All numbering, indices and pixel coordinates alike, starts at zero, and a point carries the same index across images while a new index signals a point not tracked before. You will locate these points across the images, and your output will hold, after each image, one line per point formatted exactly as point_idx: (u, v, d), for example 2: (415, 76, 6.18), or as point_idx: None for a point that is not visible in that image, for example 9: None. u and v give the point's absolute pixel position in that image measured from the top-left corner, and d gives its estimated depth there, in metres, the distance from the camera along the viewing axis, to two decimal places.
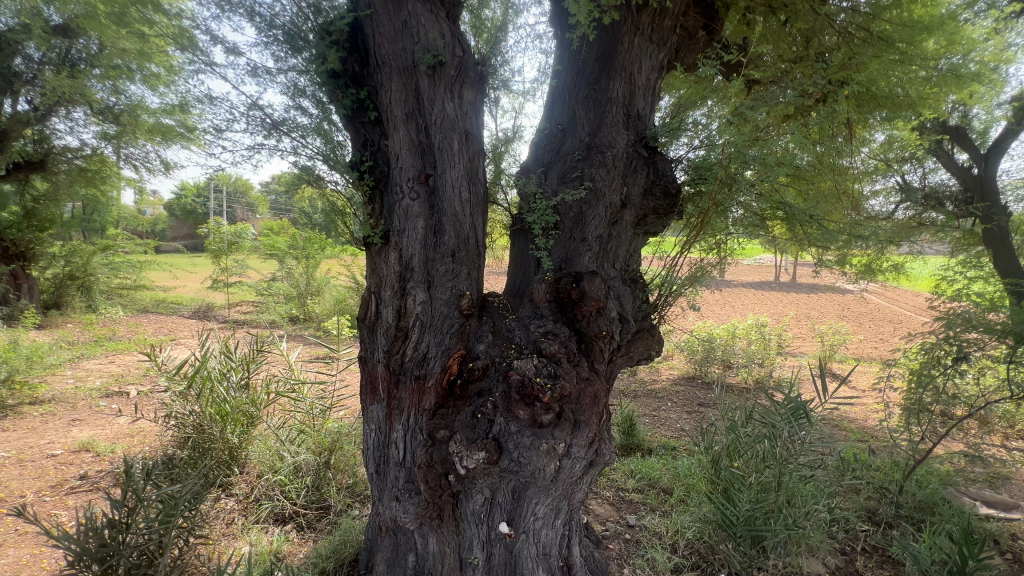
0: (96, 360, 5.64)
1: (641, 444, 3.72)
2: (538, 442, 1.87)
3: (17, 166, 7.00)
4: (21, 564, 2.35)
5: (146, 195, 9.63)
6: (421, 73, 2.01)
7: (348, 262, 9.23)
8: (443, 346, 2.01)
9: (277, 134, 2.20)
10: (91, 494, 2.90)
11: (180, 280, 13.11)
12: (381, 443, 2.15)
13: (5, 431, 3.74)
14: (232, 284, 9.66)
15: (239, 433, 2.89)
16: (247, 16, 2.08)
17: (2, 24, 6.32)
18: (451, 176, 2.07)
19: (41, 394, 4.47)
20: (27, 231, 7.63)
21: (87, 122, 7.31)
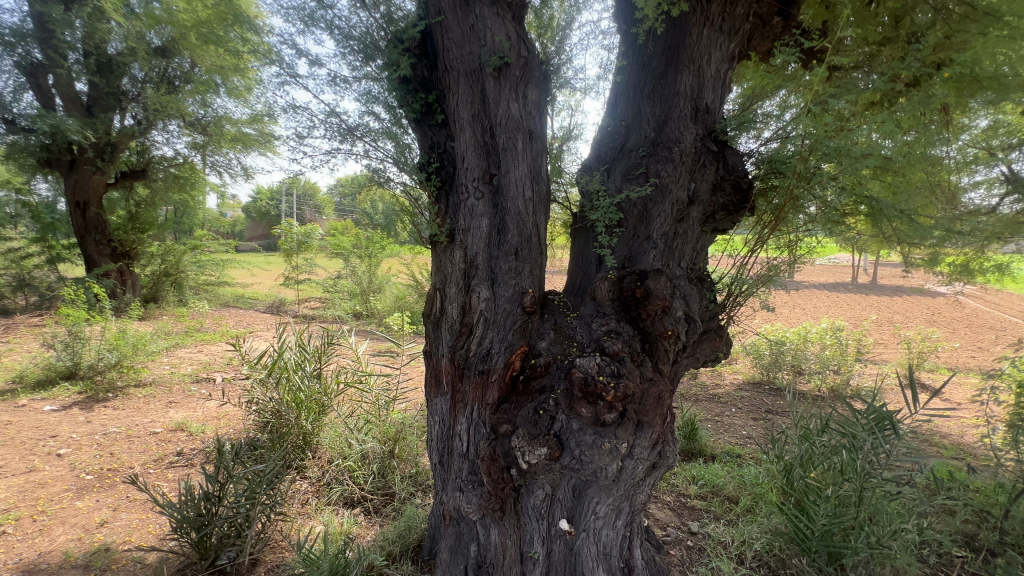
0: (187, 349, 6.22)
1: (703, 450, 3.59)
2: (600, 441, 1.87)
3: (123, 175, 8.04)
4: (132, 527, 2.66)
5: (228, 199, 10.49)
6: (487, 75, 2.06)
7: (407, 261, 9.57)
8: (506, 342, 2.04)
9: (351, 139, 2.35)
10: (187, 469, 3.22)
11: (256, 278, 14.17)
12: (445, 435, 2.23)
13: (116, 410, 4.22)
14: (302, 282, 10.31)
15: (313, 420, 3.08)
16: (327, 29, 2.24)
17: (113, 49, 7.08)
18: (515, 175, 2.10)
19: (144, 377, 5.01)
20: (131, 232, 8.53)
21: (180, 134, 8.05)
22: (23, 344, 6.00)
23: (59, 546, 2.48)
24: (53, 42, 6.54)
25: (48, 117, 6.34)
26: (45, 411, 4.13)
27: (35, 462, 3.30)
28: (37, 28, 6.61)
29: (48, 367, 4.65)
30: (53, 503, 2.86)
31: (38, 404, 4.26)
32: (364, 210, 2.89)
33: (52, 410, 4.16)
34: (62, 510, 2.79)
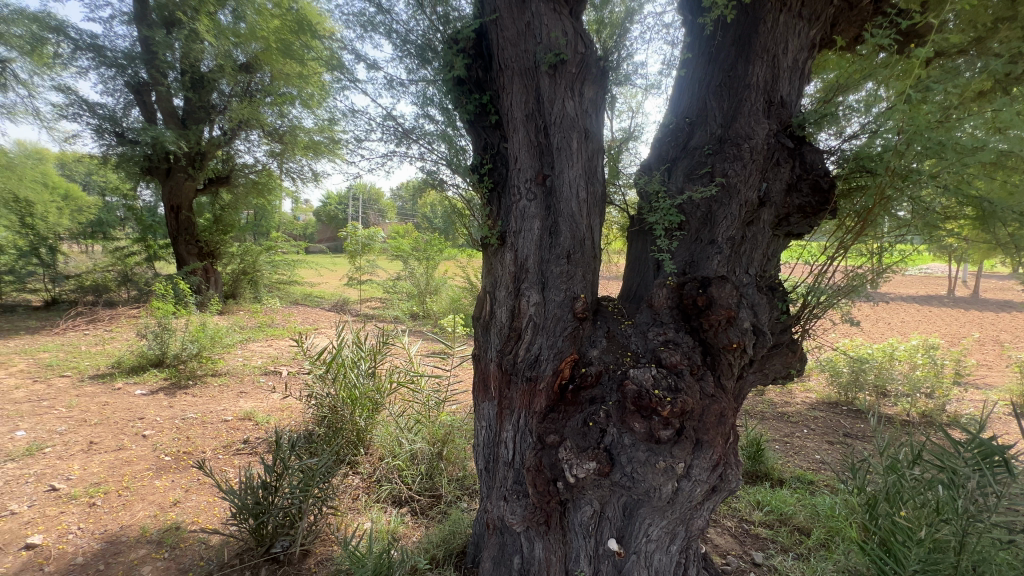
0: (258, 343, 6.65)
1: (770, 473, 3.31)
2: (654, 460, 1.74)
3: (210, 181, 8.75)
4: (200, 508, 2.83)
5: (300, 203, 11.17)
6: (543, 73, 2.00)
7: (463, 264, 9.70)
8: (555, 349, 1.97)
9: (407, 142, 2.38)
10: (251, 457, 3.40)
11: (323, 278, 14.99)
12: (491, 442, 2.18)
13: (194, 397, 4.57)
14: (364, 282, 10.74)
15: (366, 417, 3.14)
16: (386, 34, 2.30)
17: (205, 66, 7.77)
18: (570, 176, 2.03)
19: (220, 367, 5.39)
20: (215, 233, 9.29)
21: (260, 143, 8.66)
22: (122, 334, 6.67)
23: (138, 521, 2.69)
24: (156, 62, 7.28)
25: (149, 130, 7.06)
26: (136, 395, 4.54)
27: (124, 440, 3.62)
28: (143, 51, 7.38)
29: (140, 354, 5.12)
30: (136, 480, 3.11)
31: (130, 388, 4.69)
32: (420, 213, 2.94)
33: (141, 394, 4.56)
34: (143, 487, 3.04)
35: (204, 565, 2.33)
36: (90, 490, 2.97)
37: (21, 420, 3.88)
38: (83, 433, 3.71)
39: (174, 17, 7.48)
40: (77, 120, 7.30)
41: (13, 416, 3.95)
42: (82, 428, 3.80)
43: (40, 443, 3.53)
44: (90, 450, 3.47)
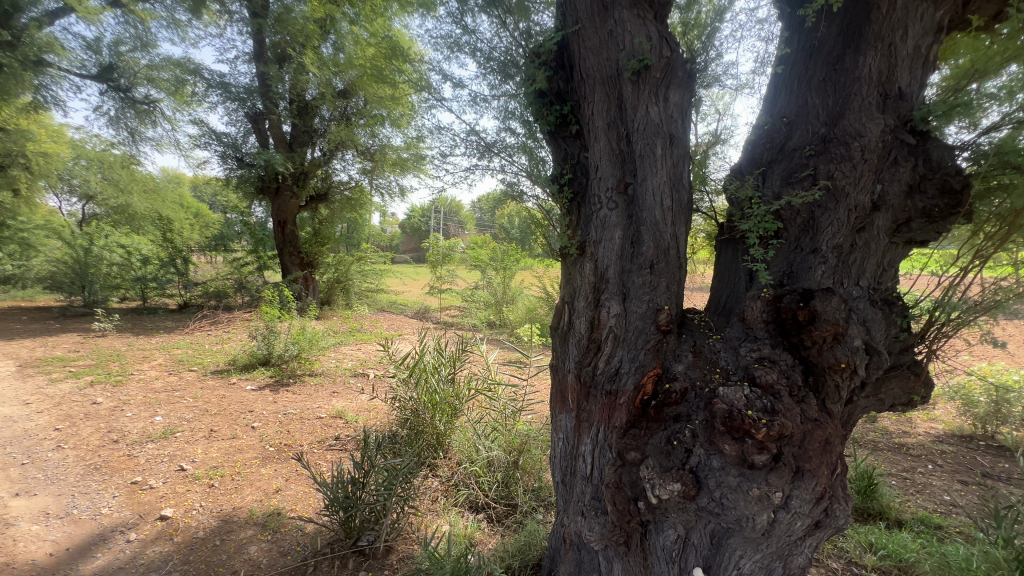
0: (349, 347, 7.17)
1: (885, 512, 2.92)
2: (746, 486, 1.62)
3: (312, 198, 9.65)
4: (298, 497, 3.09)
5: (388, 216, 11.94)
6: (625, 80, 1.96)
7: (540, 274, 9.75)
8: (637, 362, 1.89)
9: (488, 155, 2.48)
10: (342, 453, 3.65)
11: (407, 286, 15.84)
12: (568, 454, 2.16)
13: (295, 394, 5.02)
14: (444, 291, 11.19)
15: (445, 422, 3.23)
16: (471, 53, 2.47)
17: (310, 94, 8.62)
18: (654, 183, 1.96)
19: (316, 368, 5.88)
20: (315, 245, 10.16)
21: (354, 162, 9.37)
22: (238, 335, 7.53)
23: (248, 504, 2.99)
24: (270, 94, 8.22)
25: (263, 155, 7.97)
26: (247, 390, 5.08)
27: (237, 430, 4.06)
28: (260, 84, 8.37)
29: (251, 353, 5.72)
30: (246, 467, 3.47)
31: (243, 383, 5.27)
32: (499, 223, 3.04)
33: (252, 389, 5.09)
34: (252, 473, 3.38)
35: (299, 552, 2.52)
36: (209, 472, 3.36)
37: (159, 407, 4.51)
38: (206, 421, 4.22)
39: (285, 53, 8.41)
40: (208, 148, 8.43)
41: (153, 403, 4.60)
42: (204, 417, 4.33)
43: (172, 427, 4.06)
44: (210, 437, 3.93)
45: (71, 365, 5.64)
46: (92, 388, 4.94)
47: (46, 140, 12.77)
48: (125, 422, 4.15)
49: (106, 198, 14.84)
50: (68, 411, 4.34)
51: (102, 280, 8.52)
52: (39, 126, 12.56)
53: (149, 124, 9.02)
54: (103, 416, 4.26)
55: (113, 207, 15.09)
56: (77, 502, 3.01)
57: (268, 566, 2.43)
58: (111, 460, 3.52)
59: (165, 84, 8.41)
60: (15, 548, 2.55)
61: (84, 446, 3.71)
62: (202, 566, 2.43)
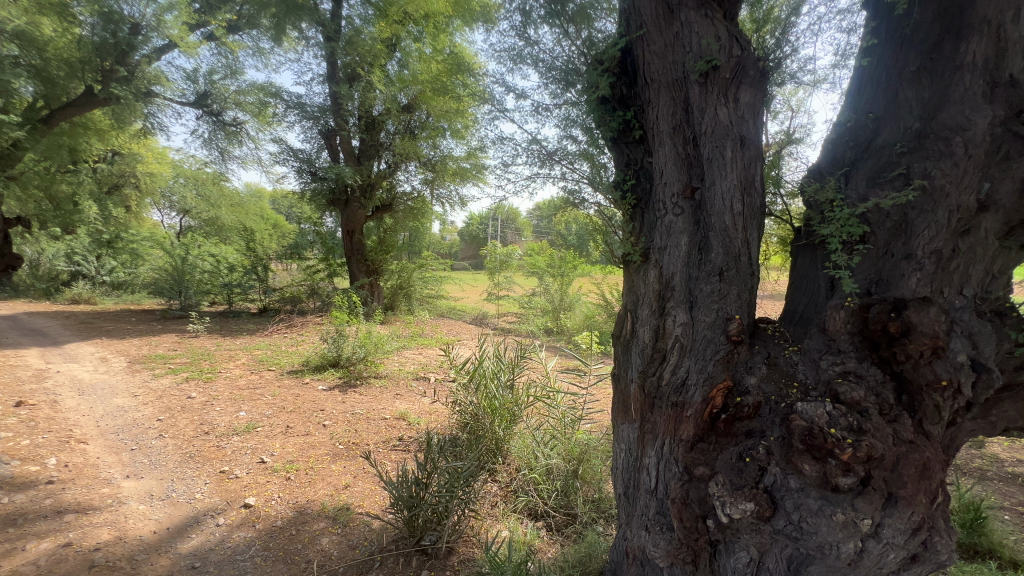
0: (412, 351, 7.44)
1: (996, 550, 2.59)
2: (828, 511, 1.52)
3: (378, 208, 10.13)
4: (365, 494, 3.24)
5: (448, 225, 12.28)
6: (692, 82, 1.91)
7: (598, 281, 9.60)
8: (705, 374, 1.82)
9: (550, 163, 2.55)
10: (405, 454, 3.79)
11: (465, 293, 16.20)
12: (631, 466, 2.11)
13: (362, 395, 5.28)
14: (502, 297, 11.30)
15: (504, 427, 3.25)
16: (533, 65, 2.55)
17: (377, 110, 9.08)
18: (723, 188, 1.89)
19: (381, 371, 6.14)
20: (378, 254, 10.47)
21: (417, 173, 9.70)
22: (310, 337, 8.04)
23: (320, 498, 3.18)
24: (341, 111, 8.79)
25: (334, 169, 8.51)
26: (319, 390, 5.40)
27: (310, 427, 4.33)
28: (332, 103, 8.94)
29: (323, 355, 6.07)
30: (318, 462, 3.69)
31: (316, 383, 5.61)
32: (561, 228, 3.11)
33: (323, 389, 5.42)
34: (324, 468, 3.59)
35: (366, 546, 2.64)
36: (286, 466, 3.61)
37: (243, 403, 4.90)
38: (283, 418, 4.53)
39: (355, 73, 8.92)
40: (286, 164, 9.13)
41: (238, 399, 5.02)
42: (282, 413, 4.65)
43: (254, 422, 4.40)
44: (287, 433, 4.22)
45: (170, 362, 6.29)
46: (188, 383, 5.47)
47: (152, 161, 14.41)
48: (214, 416, 4.55)
49: (200, 212, 16.46)
50: (168, 404, 4.83)
51: (196, 285, 9.44)
52: (147, 149, 14.20)
53: (236, 144, 9.92)
54: (197, 409, 4.71)
55: (205, 220, 16.69)
56: (175, 486, 3.34)
57: (339, 558, 2.56)
58: (203, 450, 3.87)
59: (250, 107, 9.25)
60: (125, 523, 2.88)
61: (180, 436, 4.12)
62: (280, 554, 2.62)
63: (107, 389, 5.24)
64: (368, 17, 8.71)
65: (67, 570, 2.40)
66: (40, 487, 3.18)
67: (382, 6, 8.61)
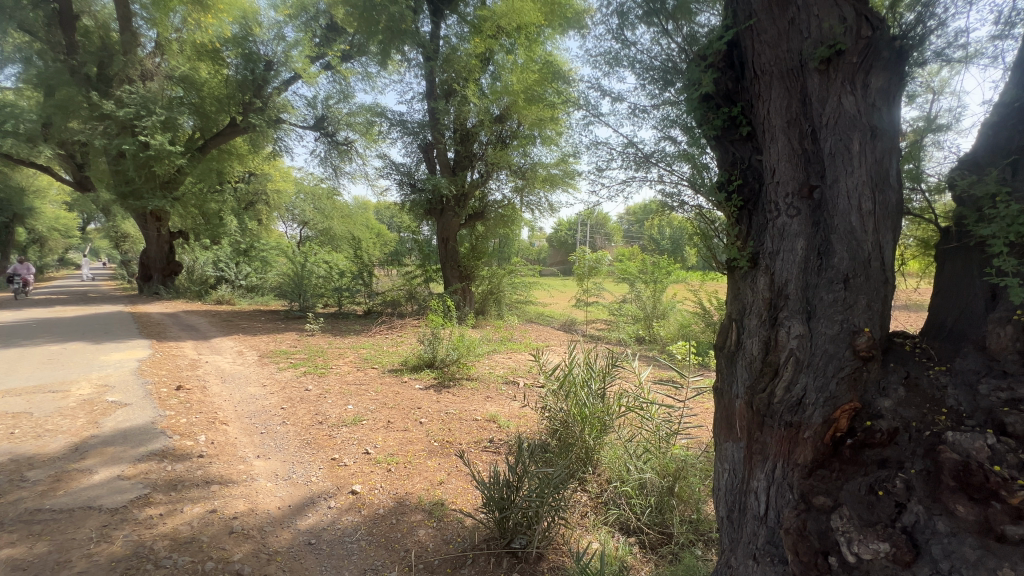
0: (502, 355, 7.61)
1: None
2: (992, 565, 1.27)
3: (470, 216, 10.57)
4: (458, 491, 3.36)
5: (536, 231, 12.42)
6: (811, 71, 1.76)
7: (695, 287, 9.10)
8: (827, 393, 1.65)
9: (647, 166, 2.55)
10: (496, 455, 3.87)
11: (553, 298, 16.24)
12: (735, 488, 1.96)
13: (456, 395, 5.50)
14: (590, 303, 11.12)
15: (595, 437, 3.18)
16: (630, 67, 2.54)
17: (470, 122, 9.48)
18: (849, 184, 1.70)
19: (472, 373, 6.36)
20: (472, 260, 10.97)
21: (507, 181, 9.91)
22: (408, 339, 8.58)
23: (418, 491, 3.37)
24: (438, 126, 9.35)
25: (431, 181, 9.06)
26: (416, 388, 5.74)
27: (409, 423, 4.61)
28: (429, 119, 9.53)
29: (419, 356, 6.44)
30: (416, 457, 3.91)
31: (413, 382, 5.96)
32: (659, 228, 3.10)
33: (420, 388, 5.75)
34: (421, 463, 3.81)
35: (459, 542, 2.74)
36: (387, 458, 3.88)
37: (350, 397, 5.36)
38: (385, 413, 4.88)
39: (451, 88, 9.36)
40: (389, 178, 9.93)
41: (347, 393, 5.50)
42: (383, 409, 5.01)
43: (360, 416, 4.79)
44: (388, 427, 4.52)
45: (291, 357, 7.08)
46: (305, 377, 6.12)
47: (279, 180, 16.44)
48: (327, 407, 5.03)
49: (317, 224, 18.40)
50: (290, 394, 5.44)
51: (313, 289, 10.53)
52: (276, 169, 16.24)
53: (347, 161, 10.98)
54: (313, 400, 5.25)
55: (321, 230, 18.60)
56: (295, 469, 3.74)
57: (435, 550, 2.69)
58: (318, 438, 4.29)
59: (359, 126, 10.26)
60: (257, 497, 3.28)
61: (299, 424, 4.61)
62: (382, 540, 2.81)
63: (243, 378, 6.04)
64: (464, 35, 9.20)
65: (212, 532, 2.80)
66: (194, 459, 3.75)
67: (477, 23, 9.06)
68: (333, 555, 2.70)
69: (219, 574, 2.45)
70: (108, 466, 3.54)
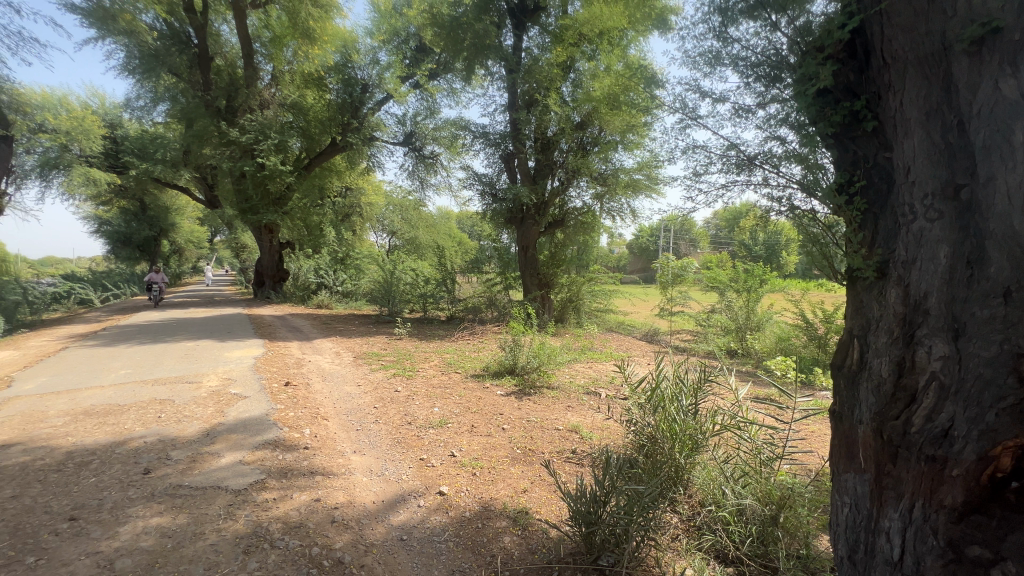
0: (583, 364, 7.50)
1: None
2: None
3: (550, 224, 10.60)
4: (542, 501, 3.35)
5: (616, 238, 12.12)
6: (957, 55, 1.56)
7: (795, 298, 8.34)
8: (981, 426, 1.43)
9: (751, 168, 2.51)
10: (579, 467, 3.81)
11: (634, 308, 15.72)
12: (859, 524, 1.81)
13: (537, 403, 5.50)
14: (675, 313, 10.60)
15: (686, 456, 2.97)
16: (733, 65, 2.46)
17: (551, 131, 9.55)
18: (1011, 181, 1.43)
19: (552, 381, 6.32)
20: (551, 267, 10.96)
21: (587, 189, 9.78)
22: (489, 345, 8.75)
23: (502, 497, 3.40)
24: (519, 136, 9.54)
25: (512, 190, 9.24)
26: (498, 394, 5.84)
27: (492, 429, 4.68)
28: (510, 130, 9.75)
29: (501, 363, 6.54)
30: (500, 463, 3.96)
31: (494, 388, 6.06)
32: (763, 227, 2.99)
33: (502, 394, 5.83)
34: (504, 470, 3.84)
35: (544, 553, 2.73)
36: (472, 462, 3.96)
37: (436, 400, 5.58)
38: (468, 417, 5.01)
39: (532, 98, 9.45)
40: (472, 188, 10.30)
41: (433, 396, 5.73)
42: (467, 413, 5.14)
43: (446, 418, 4.97)
44: (471, 432, 4.63)
45: (382, 359, 7.54)
46: (395, 378, 6.48)
47: (372, 194, 17.72)
48: (415, 409, 5.27)
49: (404, 234, 19.50)
50: (381, 394, 5.79)
51: (400, 295, 11.17)
52: (369, 184, 17.50)
53: (433, 173, 11.55)
54: (402, 401, 5.53)
55: (408, 240, 19.68)
56: (387, 466, 3.96)
57: (520, 559, 2.70)
58: (407, 438, 4.51)
59: (444, 140, 10.80)
60: (354, 490, 3.51)
61: (390, 423, 4.88)
62: (469, 543, 2.87)
63: (341, 378, 6.54)
64: (546, 45, 9.31)
65: (317, 520, 3.04)
66: (301, 450, 4.12)
67: (558, 32, 9.15)
68: (423, 552, 2.81)
69: (323, 559, 2.65)
70: (232, 451, 3.99)
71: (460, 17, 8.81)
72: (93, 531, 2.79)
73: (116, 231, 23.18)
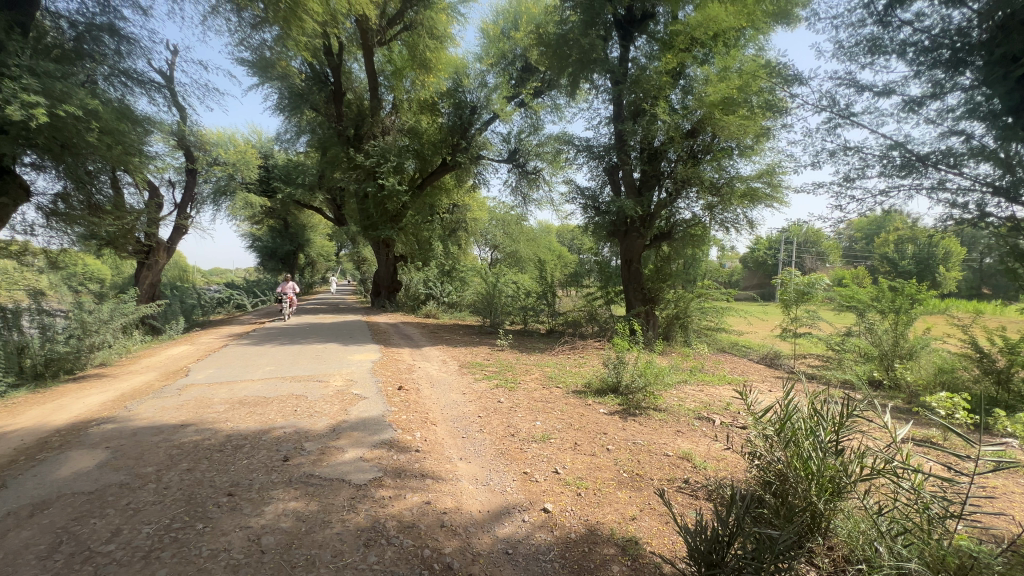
0: (693, 387, 6.97)
1: None
2: None
3: (655, 237, 10.15)
4: (653, 531, 3.13)
5: (729, 251, 11.22)
6: None
7: (962, 321, 6.99)
8: None
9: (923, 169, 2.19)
10: (693, 500, 3.51)
11: (749, 327, 14.37)
12: None
13: (644, 425, 5.23)
14: (802, 335, 9.41)
15: (826, 501, 2.55)
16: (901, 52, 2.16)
17: (659, 141, 9.10)
18: None
19: (658, 403, 5.95)
20: (657, 282, 10.46)
21: (698, 200, 9.24)
22: (590, 361, 8.57)
23: (609, 523, 3.25)
24: (624, 147, 9.34)
25: (617, 203, 9.01)
26: (601, 412, 5.66)
27: (596, 449, 4.53)
28: (615, 143, 9.60)
29: (604, 380, 6.34)
30: (605, 485, 3.80)
31: (597, 406, 5.88)
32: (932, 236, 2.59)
33: (604, 413, 5.64)
34: (609, 493, 3.68)
35: None
36: (576, 482, 3.86)
37: (538, 414, 5.56)
38: (571, 434, 4.91)
39: (638, 108, 9.11)
40: (574, 202, 10.31)
41: (535, 409, 5.73)
42: (569, 430, 5.05)
43: (548, 433, 4.93)
44: (575, 449, 4.52)
45: (485, 369, 7.74)
46: (497, 389, 6.59)
47: (476, 210, 18.48)
48: (517, 421, 5.30)
49: (507, 247, 20.08)
50: (485, 404, 5.94)
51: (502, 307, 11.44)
52: (475, 199, 18.33)
53: (536, 188, 11.79)
54: (504, 412, 5.61)
55: (509, 253, 20.22)
56: (492, 476, 4.01)
57: None
58: (510, 450, 4.55)
59: (547, 156, 10.99)
60: (462, 497, 3.61)
61: (494, 434, 4.96)
62: (576, 567, 2.77)
63: (447, 385, 6.82)
64: (653, 53, 9.06)
65: (428, 522, 3.17)
66: (412, 452, 4.36)
67: (668, 40, 8.89)
68: (529, 570, 2.77)
69: (434, 563, 2.73)
70: (354, 447, 4.35)
71: (566, 35, 8.93)
72: (245, 508, 3.19)
73: (264, 246, 27.05)
